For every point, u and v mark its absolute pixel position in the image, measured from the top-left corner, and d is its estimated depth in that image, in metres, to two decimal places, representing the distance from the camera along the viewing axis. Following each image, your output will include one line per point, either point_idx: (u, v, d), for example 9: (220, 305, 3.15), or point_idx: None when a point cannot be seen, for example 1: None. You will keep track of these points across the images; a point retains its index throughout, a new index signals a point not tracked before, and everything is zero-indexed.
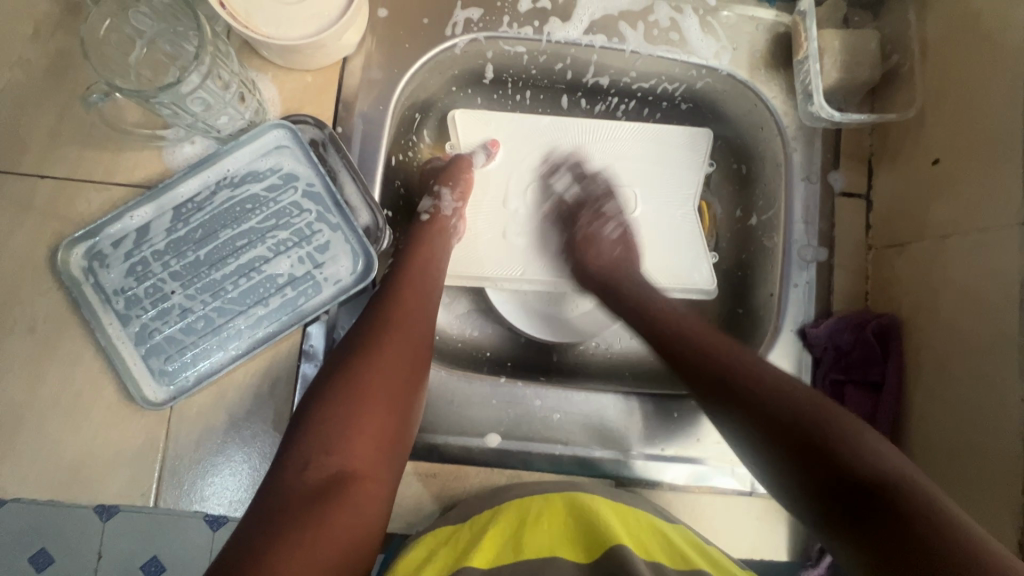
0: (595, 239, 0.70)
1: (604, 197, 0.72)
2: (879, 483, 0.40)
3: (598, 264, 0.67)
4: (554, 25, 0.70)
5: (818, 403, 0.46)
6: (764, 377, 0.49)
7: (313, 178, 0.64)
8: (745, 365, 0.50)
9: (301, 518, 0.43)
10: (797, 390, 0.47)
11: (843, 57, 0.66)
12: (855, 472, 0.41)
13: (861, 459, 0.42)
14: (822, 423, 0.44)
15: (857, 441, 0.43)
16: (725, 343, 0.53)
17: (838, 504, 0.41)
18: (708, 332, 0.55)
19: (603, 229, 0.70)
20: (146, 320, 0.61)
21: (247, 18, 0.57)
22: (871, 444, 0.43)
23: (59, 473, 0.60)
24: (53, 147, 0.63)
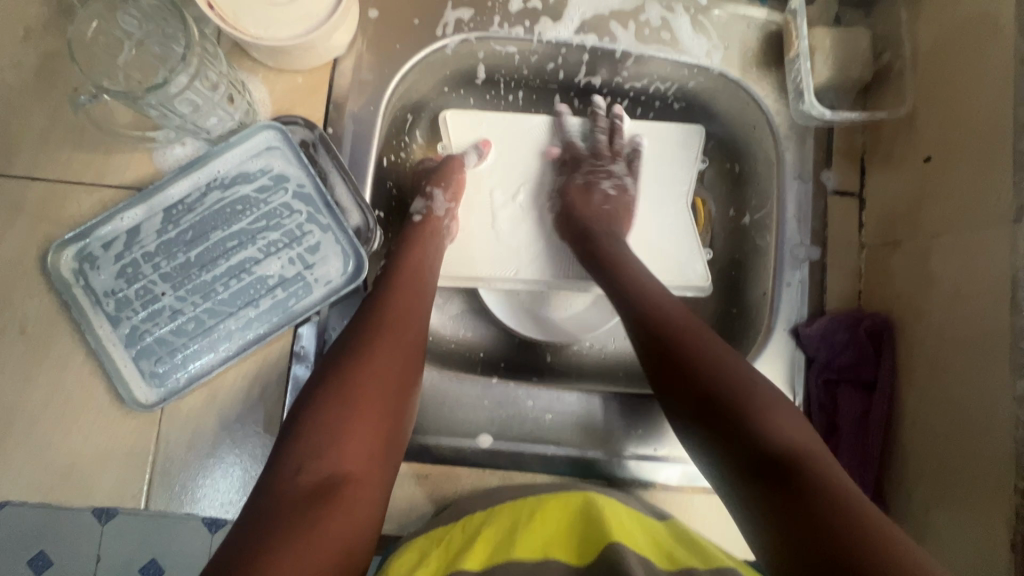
0: (589, 192, 0.70)
1: (592, 165, 0.72)
2: (789, 456, 0.44)
3: (587, 220, 0.68)
4: (545, 24, 0.70)
5: (749, 376, 0.49)
6: (707, 347, 0.51)
7: (304, 179, 0.64)
8: (690, 333, 0.52)
9: (293, 524, 0.43)
10: (732, 362, 0.50)
11: (835, 56, 0.66)
12: (775, 450, 0.44)
13: (777, 434, 0.45)
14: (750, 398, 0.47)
15: (777, 416, 0.46)
16: (674, 310, 0.55)
17: (750, 472, 0.45)
18: (660, 296, 0.57)
19: (588, 198, 0.70)
20: (137, 322, 0.61)
21: (237, 20, 0.57)
22: (788, 421, 0.47)
23: (49, 476, 0.60)
24: (44, 149, 0.63)
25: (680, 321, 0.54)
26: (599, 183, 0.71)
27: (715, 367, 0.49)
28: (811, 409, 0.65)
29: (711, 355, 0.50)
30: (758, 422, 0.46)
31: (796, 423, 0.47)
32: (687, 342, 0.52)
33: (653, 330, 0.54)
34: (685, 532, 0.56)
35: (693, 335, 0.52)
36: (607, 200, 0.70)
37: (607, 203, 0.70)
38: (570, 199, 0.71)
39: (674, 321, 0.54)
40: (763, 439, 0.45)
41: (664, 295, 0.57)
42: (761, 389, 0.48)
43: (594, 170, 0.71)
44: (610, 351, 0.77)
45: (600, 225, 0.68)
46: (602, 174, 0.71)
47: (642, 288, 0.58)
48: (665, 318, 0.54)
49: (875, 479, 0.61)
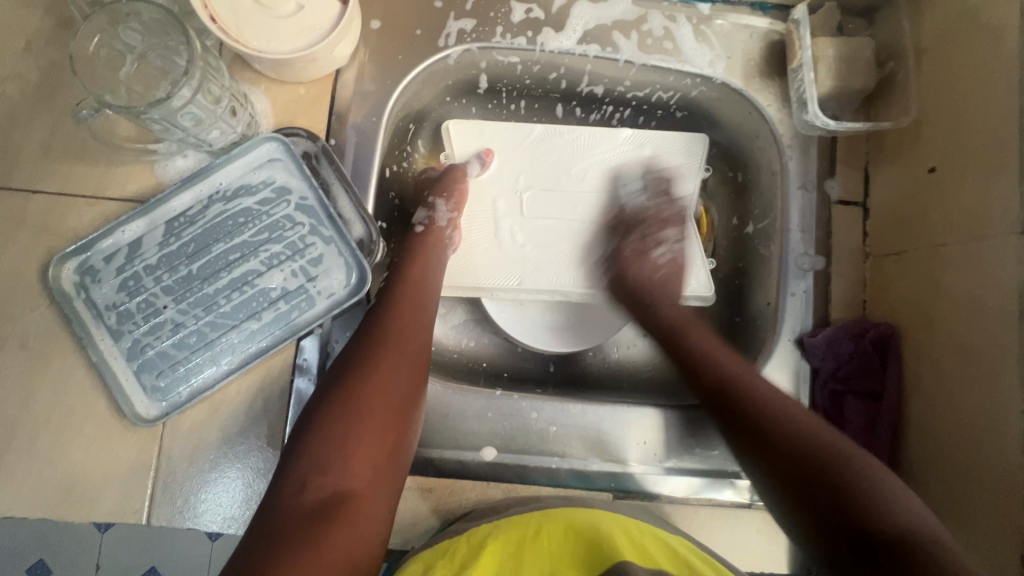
0: (642, 256, 0.71)
1: (646, 229, 0.72)
2: (904, 540, 0.41)
3: (643, 282, 0.69)
4: (548, 35, 0.70)
5: (849, 448, 0.47)
6: (794, 416, 0.50)
7: (306, 191, 0.64)
8: (774, 401, 0.52)
9: (298, 542, 0.42)
10: (824, 431, 0.49)
11: (837, 65, 0.66)
12: (885, 532, 0.41)
13: (888, 513, 0.42)
14: (853, 469, 0.45)
15: (885, 493, 0.44)
16: (753, 379, 0.55)
17: (865, 558, 0.41)
18: (736, 365, 0.57)
19: (641, 262, 0.70)
20: (138, 335, 0.61)
21: (239, 32, 0.56)
22: (895, 497, 0.44)
23: (50, 490, 0.59)
24: (44, 162, 0.63)
25: (761, 390, 0.53)
26: (653, 248, 0.71)
27: (807, 437, 0.48)
28: None
29: (800, 425, 0.49)
30: (860, 497, 0.43)
31: (907, 500, 0.44)
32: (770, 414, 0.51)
33: (736, 404, 0.53)
34: (692, 544, 0.55)
35: (776, 404, 0.52)
36: (659, 266, 0.70)
37: (658, 271, 0.70)
38: (620, 260, 0.71)
39: (753, 391, 0.53)
40: (869, 517, 0.42)
41: (738, 362, 0.57)
42: (857, 459, 0.46)
43: (651, 232, 0.72)
44: (615, 360, 0.77)
45: (651, 292, 0.68)
46: (656, 242, 0.72)
47: (717, 355, 0.59)
48: (744, 389, 0.54)
49: None
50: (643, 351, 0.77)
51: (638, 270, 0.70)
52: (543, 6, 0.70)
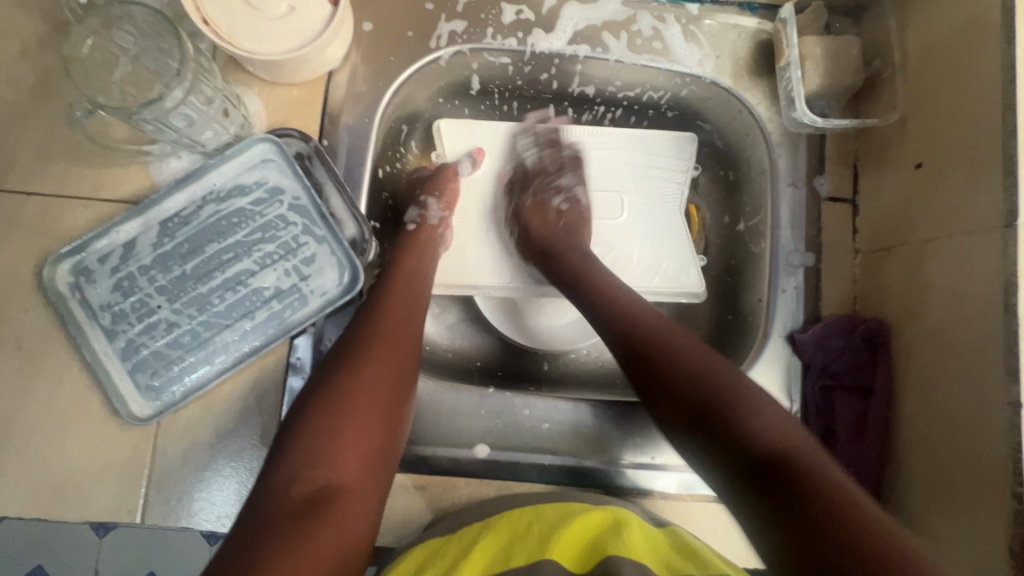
0: (543, 206, 0.70)
1: (540, 182, 0.72)
2: (783, 460, 0.43)
3: (545, 232, 0.68)
4: (538, 36, 0.70)
5: (730, 376, 0.50)
6: (682, 348, 0.52)
7: (299, 192, 0.64)
8: (663, 336, 0.53)
9: (287, 535, 0.43)
10: (709, 361, 0.51)
11: (825, 63, 0.67)
12: (764, 453, 0.44)
13: (764, 436, 0.45)
14: (731, 396, 0.48)
15: (762, 417, 0.46)
16: (648, 314, 0.56)
17: (743, 479, 0.44)
18: (633, 301, 0.58)
19: (541, 211, 0.70)
20: (133, 335, 0.61)
21: (230, 34, 0.57)
22: (773, 420, 0.46)
23: (45, 489, 0.60)
24: (40, 164, 0.63)
25: (663, 330, 0.54)
26: (550, 200, 0.71)
27: (693, 369, 0.50)
28: (808, 415, 0.65)
29: (691, 364, 0.51)
30: (742, 424, 0.46)
31: (783, 420, 0.47)
32: (661, 347, 0.52)
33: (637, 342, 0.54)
34: (683, 539, 0.55)
35: (673, 344, 0.52)
36: (562, 213, 0.70)
37: (561, 218, 0.69)
38: (524, 214, 0.70)
39: (644, 324, 0.55)
40: (750, 443, 0.45)
41: (633, 296, 0.59)
42: (742, 392, 0.48)
43: (545, 184, 0.72)
44: (607, 359, 0.77)
45: (554, 240, 0.67)
46: (554, 190, 0.71)
47: (616, 293, 0.59)
48: (637, 323, 0.55)
49: (874, 485, 0.61)
50: None
51: (532, 221, 0.69)
52: (533, 8, 0.71)
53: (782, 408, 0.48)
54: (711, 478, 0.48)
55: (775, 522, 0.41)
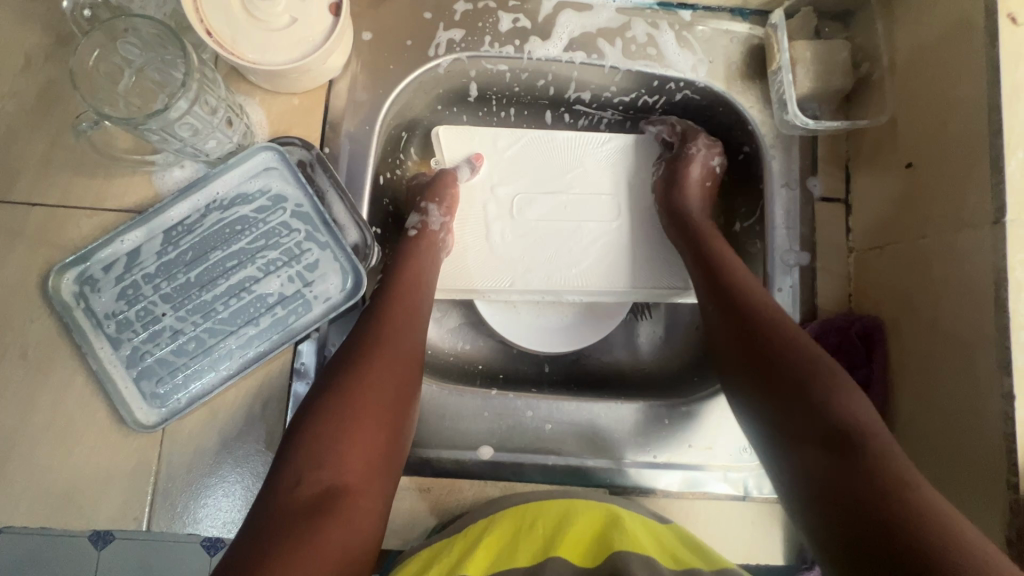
0: (698, 162, 0.71)
1: (704, 139, 0.72)
2: (859, 440, 0.45)
3: (691, 192, 0.71)
4: (535, 43, 0.72)
5: (824, 355, 0.51)
6: (784, 322, 0.54)
7: (301, 199, 0.65)
8: (770, 308, 0.56)
9: (295, 535, 0.43)
10: (809, 338, 0.53)
11: (815, 67, 0.68)
12: (842, 429, 0.46)
13: (850, 414, 0.47)
14: (824, 372, 0.50)
15: (851, 397, 0.48)
16: (753, 286, 0.59)
17: (813, 450, 0.46)
18: (741, 277, 0.60)
19: (697, 170, 0.71)
20: (137, 343, 0.62)
21: (233, 45, 0.58)
22: (863, 402, 0.48)
23: (51, 498, 0.60)
24: (44, 176, 0.64)
25: (762, 298, 0.57)
26: (710, 159, 0.73)
27: (791, 342, 0.52)
28: None
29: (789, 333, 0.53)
30: (830, 396, 0.48)
31: (869, 406, 0.48)
32: (762, 318, 0.55)
33: (736, 304, 0.57)
34: (688, 536, 0.55)
35: (769, 313, 0.55)
36: (707, 180, 0.72)
37: (704, 180, 0.72)
38: (680, 165, 0.71)
39: (751, 295, 0.58)
40: (833, 417, 0.47)
41: (739, 266, 0.62)
42: (833, 368, 0.50)
43: (706, 145, 0.72)
44: (608, 359, 0.78)
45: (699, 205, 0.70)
46: (714, 152, 0.73)
47: (722, 259, 0.63)
48: (742, 294, 0.58)
49: None
50: (638, 349, 0.79)
51: (690, 172, 0.71)
52: (529, 16, 0.72)
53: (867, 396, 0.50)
54: (766, 444, 0.51)
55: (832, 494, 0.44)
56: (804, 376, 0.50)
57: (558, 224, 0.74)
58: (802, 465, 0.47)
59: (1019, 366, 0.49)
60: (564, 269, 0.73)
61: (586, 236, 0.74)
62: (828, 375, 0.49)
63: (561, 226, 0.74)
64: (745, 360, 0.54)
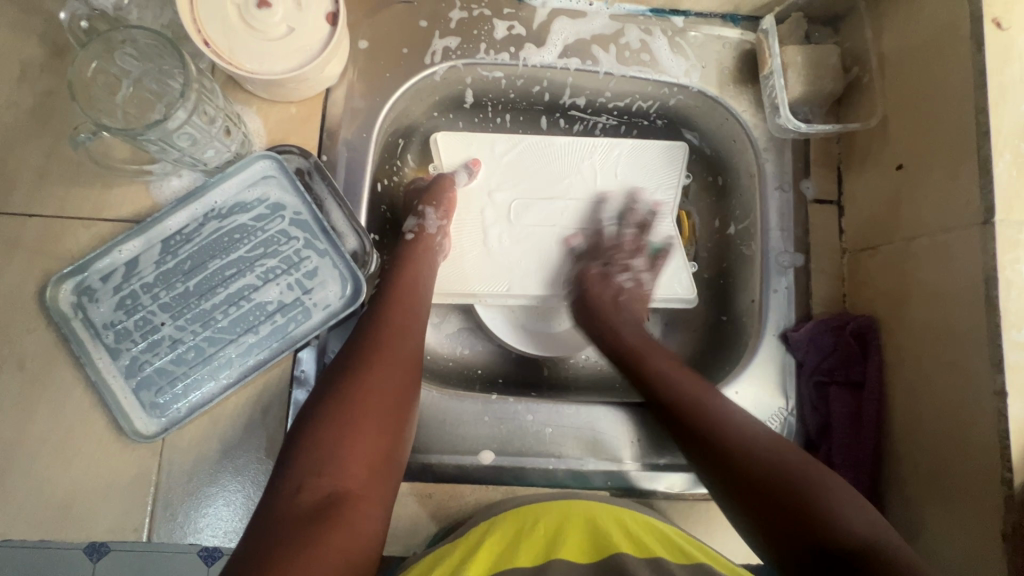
0: (608, 279, 0.72)
1: (608, 255, 0.73)
2: (869, 555, 0.43)
3: (610, 310, 0.70)
4: (530, 50, 0.73)
5: (800, 466, 0.49)
6: (748, 441, 0.52)
7: (300, 207, 0.65)
8: (728, 421, 0.54)
9: (298, 539, 0.43)
10: (775, 449, 0.51)
11: (806, 71, 0.69)
12: (848, 546, 0.43)
13: (848, 528, 0.44)
14: (807, 488, 0.47)
15: (841, 506, 0.46)
16: (710, 403, 0.56)
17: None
18: (693, 389, 0.59)
19: (604, 287, 0.71)
20: (136, 353, 0.62)
21: (231, 55, 0.58)
22: (857, 510, 0.46)
23: (50, 511, 0.60)
24: (41, 186, 0.64)
25: (719, 410, 0.56)
26: (617, 275, 0.72)
27: (764, 465, 0.50)
28: (803, 410, 0.67)
29: (753, 449, 0.51)
30: (822, 511, 0.46)
31: (861, 512, 0.46)
32: (724, 444, 0.52)
33: (695, 426, 0.55)
34: (691, 538, 0.55)
35: (729, 428, 0.54)
36: (622, 292, 0.72)
37: (621, 295, 0.71)
38: (586, 283, 0.72)
39: (708, 418, 0.55)
40: (836, 533, 0.44)
41: (689, 382, 0.59)
42: (812, 478, 0.48)
43: (615, 261, 0.73)
44: (606, 362, 0.78)
45: (612, 317, 0.69)
46: (620, 266, 0.73)
47: (671, 374, 0.61)
48: (700, 419, 0.55)
49: (871, 477, 0.63)
50: None
51: (600, 296, 0.71)
52: (524, 24, 0.73)
53: (856, 494, 0.48)
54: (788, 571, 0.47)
55: None
56: (791, 498, 0.47)
57: (555, 229, 0.75)
58: None
59: (1010, 363, 0.50)
60: (560, 274, 0.74)
61: (584, 241, 0.75)
62: (813, 490, 0.47)
63: (558, 231, 0.74)
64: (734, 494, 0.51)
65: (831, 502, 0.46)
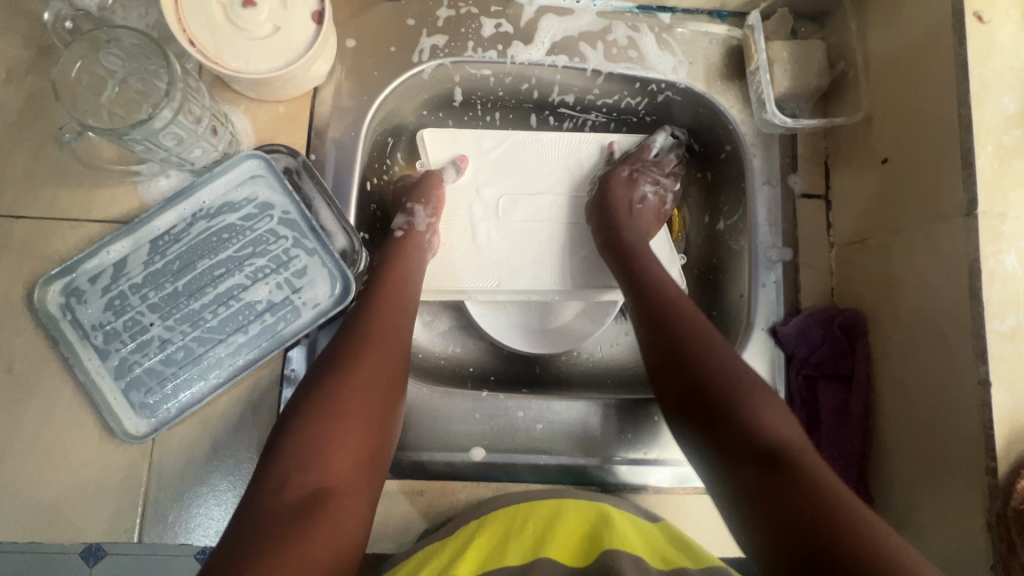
0: (634, 184, 0.73)
1: (640, 164, 0.74)
2: (776, 453, 0.46)
3: (625, 210, 0.71)
4: (517, 48, 0.73)
5: (749, 373, 0.52)
6: (710, 340, 0.54)
7: (289, 206, 0.65)
8: (690, 320, 0.56)
9: (283, 535, 0.44)
10: (732, 354, 0.53)
11: (792, 67, 0.70)
12: (761, 443, 0.47)
13: (765, 430, 0.48)
14: (745, 390, 0.50)
15: (769, 413, 0.49)
16: (682, 304, 0.58)
17: (740, 465, 0.47)
18: (668, 291, 0.60)
19: (629, 189, 0.72)
20: (126, 353, 0.62)
21: (217, 55, 0.58)
22: (779, 416, 0.49)
23: (39, 513, 0.59)
24: (27, 188, 0.64)
25: (685, 310, 0.58)
26: (641, 184, 0.74)
27: (718, 362, 0.52)
28: (792, 404, 0.68)
29: (707, 346, 0.53)
30: (748, 411, 0.49)
31: (783, 418, 0.49)
32: (687, 336, 0.54)
33: (660, 319, 0.57)
34: (680, 536, 0.55)
35: (689, 326, 0.56)
36: (642, 201, 0.73)
37: (643, 203, 0.73)
38: (613, 182, 0.73)
39: (678, 311, 0.57)
40: (752, 431, 0.47)
41: (670, 284, 0.61)
42: (751, 381, 0.51)
43: (643, 171, 0.74)
44: (597, 358, 0.79)
45: (625, 217, 0.70)
46: (647, 178, 0.74)
47: (647, 273, 0.63)
48: (671, 311, 0.57)
49: (859, 468, 0.63)
50: (624, 349, 0.79)
51: (621, 192, 0.72)
52: (512, 21, 0.73)
53: (784, 404, 0.51)
54: (696, 457, 0.51)
55: (762, 510, 0.44)
56: (728, 393, 0.50)
57: (543, 224, 0.75)
58: (732, 479, 0.47)
59: (994, 354, 0.50)
60: (549, 268, 0.74)
61: (572, 235, 0.75)
62: (751, 394, 0.50)
63: (546, 226, 0.75)
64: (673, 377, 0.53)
65: (758, 405, 0.49)
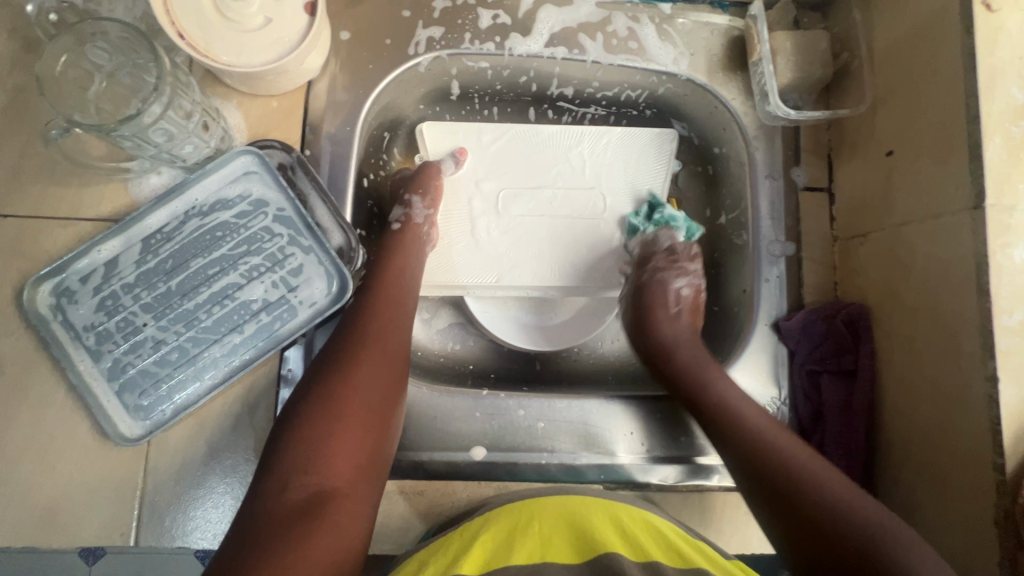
0: (662, 284, 0.69)
1: (658, 260, 0.70)
2: None
3: (664, 323, 0.67)
4: (515, 40, 0.71)
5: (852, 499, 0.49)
6: (800, 459, 0.52)
7: (283, 203, 0.64)
8: (772, 440, 0.54)
9: (285, 538, 0.43)
10: (825, 472, 0.51)
11: (795, 58, 0.68)
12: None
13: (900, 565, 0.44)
14: (863, 525, 0.47)
15: (897, 543, 0.45)
16: (763, 425, 0.56)
17: None
18: (737, 403, 0.59)
19: (661, 294, 0.69)
20: (119, 355, 0.60)
21: (207, 48, 0.57)
22: (906, 545, 0.45)
23: (33, 517, 0.58)
24: (15, 186, 0.62)
25: (765, 427, 0.56)
26: (672, 280, 0.70)
27: (822, 495, 0.49)
28: (796, 400, 0.68)
29: (805, 467, 0.52)
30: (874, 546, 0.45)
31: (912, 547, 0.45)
32: (777, 459, 0.53)
33: (738, 439, 0.56)
34: (690, 536, 0.54)
35: (772, 446, 0.54)
36: (677, 299, 0.69)
37: (677, 301, 0.69)
38: (644, 291, 0.69)
39: (754, 427, 0.56)
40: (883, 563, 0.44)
41: (736, 395, 0.60)
42: (860, 508, 0.48)
43: (668, 267, 0.70)
44: (599, 354, 0.78)
45: (669, 326, 0.67)
46: (675, 271, 0.70)
47: (710, 384, 0.61)
48: (749, 439, 0.55)
49: (864, 463, 0.63)
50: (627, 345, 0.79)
51: (655, 303, 0.69)
52: (510, 12, 0.71)
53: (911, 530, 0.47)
54: None
55: None
56: (835, 523, 0.47)
57: (543, 219, 0.73)
58: None
59: (1001, 349, 0.50)
60: (551, 265, 0.73)
61: (573, 231, 0.73)
62: (860, 518, 0.47)
63: (546, 222, 0.73)
64: (774, 508, 0.51)
65: (875, 532, 0.46)
